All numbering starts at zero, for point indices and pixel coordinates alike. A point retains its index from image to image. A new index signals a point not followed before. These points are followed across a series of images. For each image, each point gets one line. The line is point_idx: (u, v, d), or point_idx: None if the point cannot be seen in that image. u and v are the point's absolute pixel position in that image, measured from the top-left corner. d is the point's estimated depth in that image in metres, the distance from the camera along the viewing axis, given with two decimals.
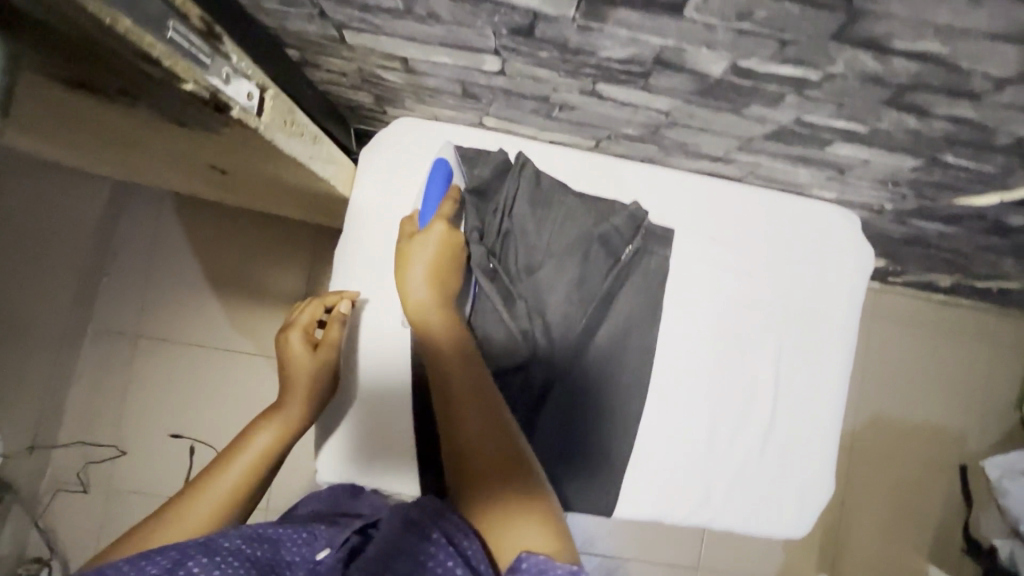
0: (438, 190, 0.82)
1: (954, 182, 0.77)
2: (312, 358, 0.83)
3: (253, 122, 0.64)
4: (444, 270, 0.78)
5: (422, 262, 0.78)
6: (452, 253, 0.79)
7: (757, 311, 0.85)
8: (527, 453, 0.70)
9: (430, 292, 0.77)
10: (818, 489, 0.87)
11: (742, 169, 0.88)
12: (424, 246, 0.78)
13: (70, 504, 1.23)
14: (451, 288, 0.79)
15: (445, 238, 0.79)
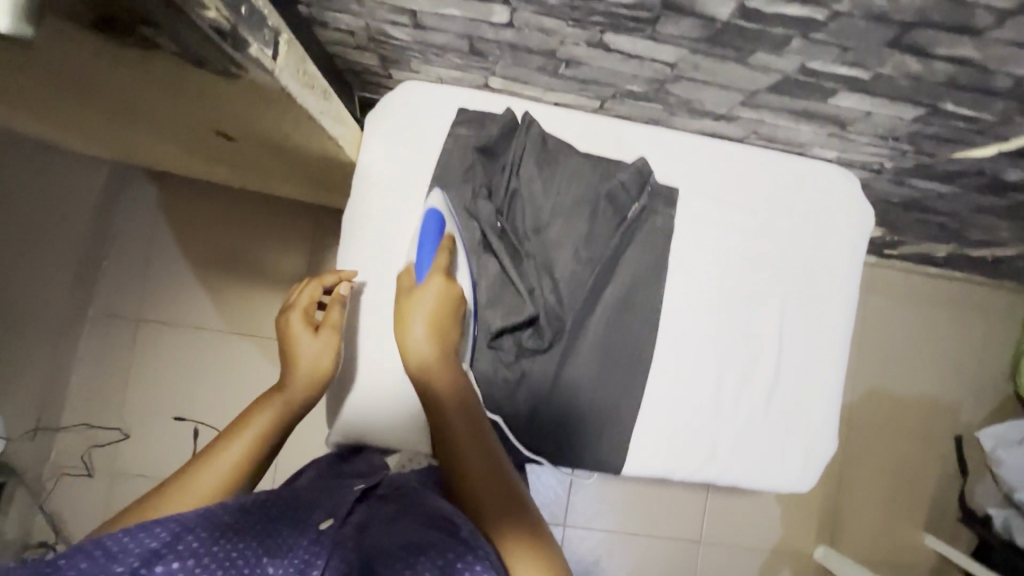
0: (430, 244, 0.67)
1: (957, 135, 0.64)
2: (314, 338, 0.69)
3: (271, 65, 0.52)
4: (447, 323, 0.65)
5: (422, 318, 0.64)
6: (455, 308, 0.66)
7: (759, 268, 0.75)
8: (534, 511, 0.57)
9: (432, 354, 0.64)
10: (821, 449, 0.77)
11: (744, 128, 0.73)
12: (421, 297, 0.65)
13: (75, 487, 1.32)
14: (454, 343, 0.66)
15: (445, 290, 0.66)
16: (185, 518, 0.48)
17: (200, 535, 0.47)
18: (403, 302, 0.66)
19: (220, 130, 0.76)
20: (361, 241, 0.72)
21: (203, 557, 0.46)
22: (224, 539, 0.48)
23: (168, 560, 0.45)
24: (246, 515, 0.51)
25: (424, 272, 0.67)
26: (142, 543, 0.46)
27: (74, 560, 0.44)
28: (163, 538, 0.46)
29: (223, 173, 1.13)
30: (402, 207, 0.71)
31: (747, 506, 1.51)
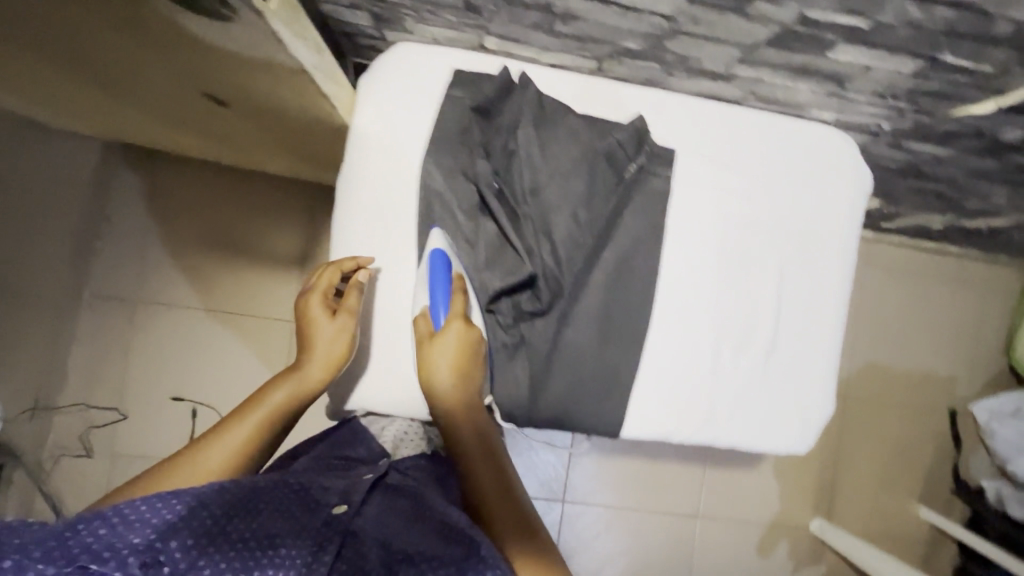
0: (442, 288, 0.67)
1: (955, 90, 0.64)
2: (332, 324, 0.68)
3: (264, 7, 0.52)
4: (470, 367, 0.67)
5: (446, 367, 0.65)
6: (476, 351, 0.68)
7: (758, 231, 0.75)
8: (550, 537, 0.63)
9: (458, 400, 0.66)
10: (819, 411, 0.78)
11: (742, 88, 0.73)
12: (443, 345, 0.65)
13: (75, 468, 1.31)
14: (476, 383, 0.68)
15: (466, 335, 0.66)
16: (199, 494, 0.53)
17: (213, 511, 0.52)
18: (423, 350, 0.66)
19: (208, 92, 0.76)
20: (356, 204, 0.71)
21: (217, 534, 0.50)
22: (237, 517, 0.52)
23: (182, 535, 0.49)
24: (254, 495, 0.55)
25: (442, 317, 0.67)
26: (158, 514, 0.50)
27: (91, 527, 0.47)
28: (178, 512, 0.50)
29: (218, 148, 1.12)
30: (397, 169, 0.70)
31: (745, 481, 1.52)
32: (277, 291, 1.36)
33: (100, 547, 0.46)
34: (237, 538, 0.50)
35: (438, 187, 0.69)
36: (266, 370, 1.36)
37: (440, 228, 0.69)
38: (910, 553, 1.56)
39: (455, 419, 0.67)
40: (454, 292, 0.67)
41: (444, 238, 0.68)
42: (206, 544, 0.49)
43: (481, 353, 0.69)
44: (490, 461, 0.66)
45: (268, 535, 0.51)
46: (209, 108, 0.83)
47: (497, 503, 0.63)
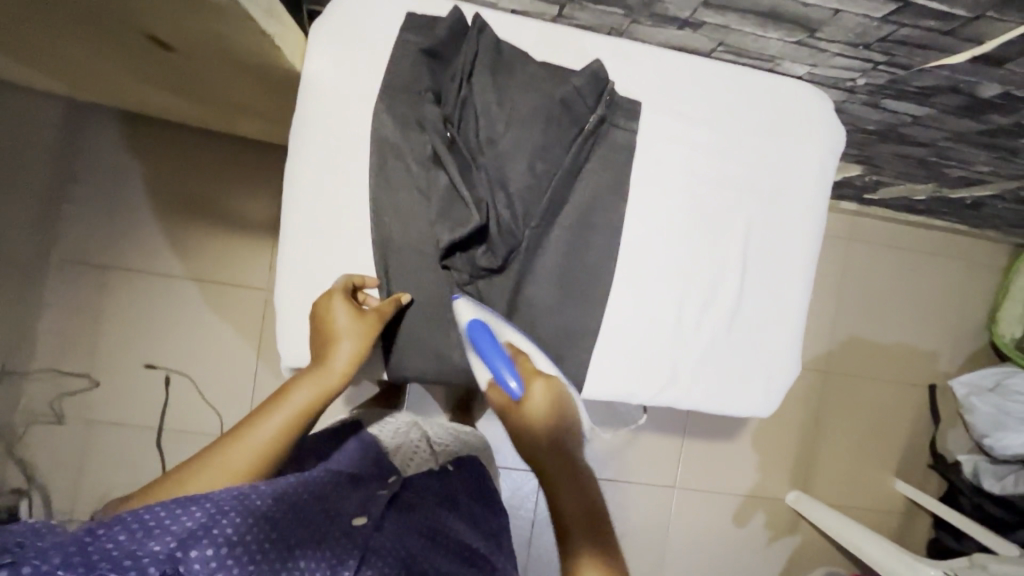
0: (501, 358, 0.63)
1: (928, 40, 0.62)
2: (357, 322, 0.64)
3: None
4: (563, 414, 0.63)
5: (541, 425, 0.61)
6: (564, 406, 0.63)
7: (723, 188, 0.73)
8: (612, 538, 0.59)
9: (557, 458, 0.60)
10: (782, 372, 0.77)
11: (710, 37, 0.70)
12: (532, 408, 0.62)
13: (45, 434, 1.28)
14: (575, 439, 0.63)
15: (551, 393, 0.62)
16: (219, 501, 0.50)
17: (235, 520, 0.49)
18: (511, 418, 0.63)
19: (153, 36, 0.70)
20: (305, 155, 0.68)
21: (240, 547, 0.48)
22: (257, 527, 0.50)
23: (204, 545, 0.46)
24: (277, 504, 0.53)
25: (518, 383, 0.62)
26: (178, 522, 0.47)
27: (109, 532, 0.44)
28: (199, 519, 0.48)
29: (179, 105, 1.07)
30: (347, 117, 0.68)
31: (723, 453, 1.52)
32: (248, 258, 1.34)
33: (120, 556, 0.43)
34: (262, 552, 0.49)
35: (392, 137, 0.67)
36: (239, 336, 1.34)
37: (463, 297, 0.67)
38: (886, 526, 1.57)
39: (557, 476, 0.60)
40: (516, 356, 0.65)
41: (470, 307, 0.67)
42: (231, 557, 0.47)
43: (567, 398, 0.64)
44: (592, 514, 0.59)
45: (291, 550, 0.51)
46: (160, 56, 0.78)
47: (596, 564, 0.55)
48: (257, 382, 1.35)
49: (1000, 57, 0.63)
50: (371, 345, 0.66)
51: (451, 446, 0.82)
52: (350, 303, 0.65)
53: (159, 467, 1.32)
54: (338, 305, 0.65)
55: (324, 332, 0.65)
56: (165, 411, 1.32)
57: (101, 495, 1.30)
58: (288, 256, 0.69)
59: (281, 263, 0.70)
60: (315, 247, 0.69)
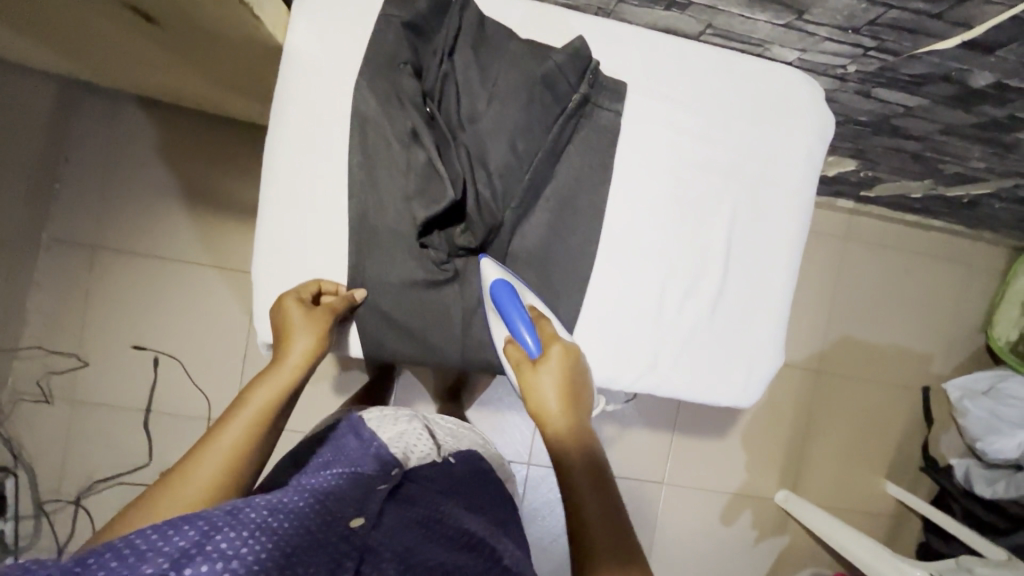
0: (521, 314, 0.65)
1: (916, 21, 0.62)
2: (309, 316, 0.64)
3: None
4: (577, 386, 0.61)
5: (553, 388, 0.60)
6: (580, 376, 0.63)
7: (709, 172, 0.72)
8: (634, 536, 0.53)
9: (564, 423, 0.59)
10: (765, 362, 0.76)
11: (698, 18, 0.70)
12: (547, 367, 0.62)
13: (32, 412, 1.27)
14: (586, 412, 0.61)
15: (567, 358, 0.62)
16: (210, 517, 0.47)
17: (228, 534, 0.46)
18: (523, 376, 0.62)
19: (135, 7, 0.69)
20: (284, 129, 0.67)
21: (235, 561, 0.45)
22: (252, 539, 0.47)
23: (197, 562, 0.43)
24: (272, 515, 0.50)
25: (536, 343, 0.64)
26: (169, 542, 0.44)
27: (99, 561, 0.41)
28: (191, 538, 0.45)
29: (172, 84, 1.07)
30: (327, 92, 0.67)
31: (713, 449, 1.51)
32: (239, 241, 1.33)
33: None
34: (259, 562, 0.46)
35: (372, 112, 0.66)
36: (230, 319, 1.34)
37: (491, 258, 0.69)
38: (875, 528, 1.56)
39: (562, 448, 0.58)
40: (537, 321, 0.65)
41: (497, 266, 0.68)
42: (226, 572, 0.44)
43: (585, 375, 0.63)
44: (598, 486, 0.55)
45: (288, 554, 0.48)
46: (145, 32, 0.77)
47: (598, 539, 0.51)
48: (246, 366, 1.34)
49: (989, 42, 0.62)
50: (326, 339, 0.66)
51: (450, 446, 0.79)
52: (302, 302, 0.65)
53: (145, 449, 1.32)
54: (290, 307, 0.65)
55: (279, 335, 0.65)
56: (153, 393, 1.31)
57: (88, 475, 1.29)
58: (265, 231, 0.68)
59: (259, 238, 0.69)
60: (294, 222, 0.68)
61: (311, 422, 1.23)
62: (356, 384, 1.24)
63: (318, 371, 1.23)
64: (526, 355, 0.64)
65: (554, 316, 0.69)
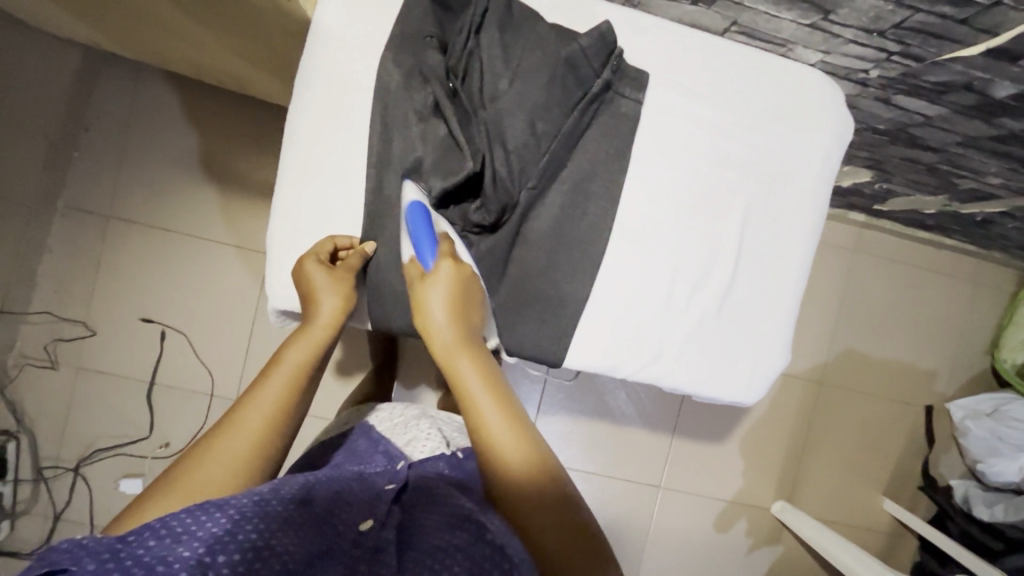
0: (428, 235, 0.64)
1: (942, 27, 0.62)
2: (331, 277, 0.65)
3: None
4: (467, 299, 0.63)
5: (442, 302, 0.62)
6: (471, 290, 0.64)
7: (724, 167, 0.73)
8: (529, 425, 0.58)
9: (454, 337, 0.61)
10: (769, 362, 0.77)
11: (725, 15, 0.70)
12: (436, 281, 0.62)
13: (37, 377, 1.28)
14: (476, 326, 0.63)
15: (457, 273, 0.63)
16: (240, 506, 0.49)
17: (258, 525, 0.49)
18: (415, 292, 0.63)
19: None
20: (309, 98, 0.68)
21: (264, 551, 0.48)
22: (280, 531, 0.50)
23: (229, 551, 0.46)
24: (297, 510, 0.52)
25: (430, 258, 0.64)
26: (203, 527, 0.47)
27: (140, 539, 0.45)
28: (224, 525, 0.47)
29: (199, 60, 1.09)
30: (354, 65, 0.68)
31: (712, 455, 1.51)
32: (253, 219, 1.34)
33: (151, 560, 0.44)
34: (285, 555, 0.48)
35: (394, 87, 0.67)
36: (238, 296, 1.34)
37: (413, 182, 0.68)
38: (871, 544, 1.56)
39: (455, 356, 0.60)
40: (440, 239, 0.66)
41: (417, 191, 0.67)
42: (256, 561, 0.47)
43: (477, 287, 0.65)
44: (489, 381, 0.59)
45: (311, 555, 0.50)
46: (175, 4, 0.78)
47: (495, 425, 0.57)
48: (251, 344, 1.35)
49: (1013, 52, 0.63)
50: (353, 297, 0.67)
51: (462, 441, 0.77)
52: (323, 263, 0.65)
53: (148, 421, 1.32)
54: (311, 269, 0.65)
55: (304, 297, 0.66)
56: (157, 366, 1.32)
57: (90, 443, 1.30)
58: (283, 197, 0.70)
59: (275, 206, 0.70)
60: (310, 191, 0.69)
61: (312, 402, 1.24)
62: (359, 367, 1.25)
63: None
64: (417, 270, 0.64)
65: (460, 240, 0.69)
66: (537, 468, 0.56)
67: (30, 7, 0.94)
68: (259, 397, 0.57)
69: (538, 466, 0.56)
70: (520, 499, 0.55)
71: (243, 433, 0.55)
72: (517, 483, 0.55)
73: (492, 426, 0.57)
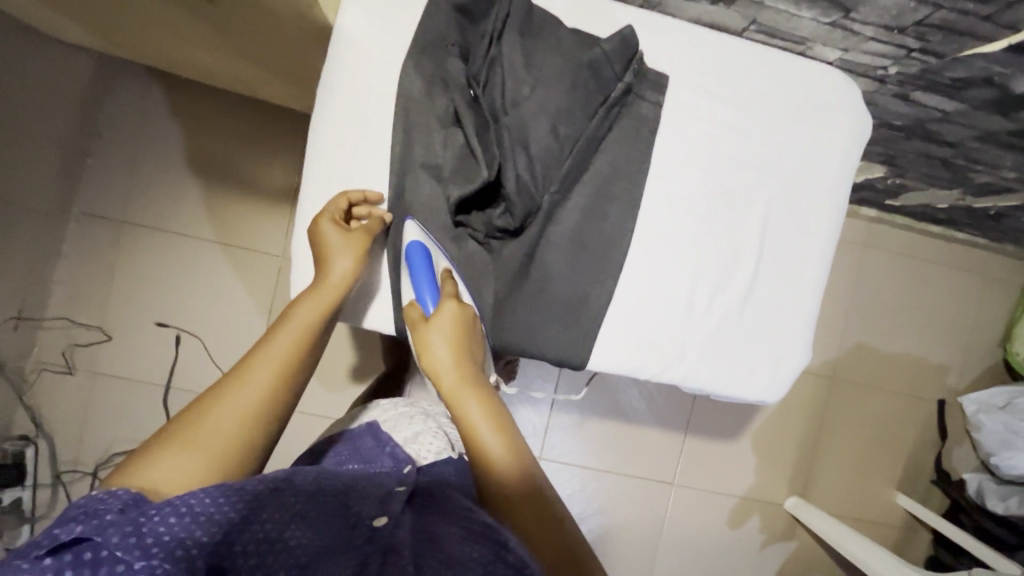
0: (429, 278, 0.67)
1: (964, 23, 0.63)
2: (347, 240, 0.66)
3: None
4: (469, 341, 0.65)
5: (445, 342, 0.63)
6: (472, 330, 0.65)
7: (744, 167, 0.73)
8: (536, 469, 0.59)
9: (457, 376, 0.62)
10: (792, 359, 0.77)
11: (743, 15, 0.71)
12: (439, 322, 0.64)
13: (55, 383, 1.29)
14: (478, 365, 0.64)
15: (461, 315, 0.65)
16: (255, 493, 0.48)
17: (272, 515, 0.47)
18: (418, 334, 0.64)
19: None
20: (333, 105, 0.69)
21: (276, 543, 0.47)
22: (293, 523, 0.48)
23: (244, 540, 0.45)
24: (308, 501, 0.51)
25: (433, 301, 0.66)
26: (220, 509, 0.45)
27: (160, 514, 0.43)
28: (240, 510, 0.46)
29: (214, 66, 1.10)
30: (377, 72, 0.69)
31: (723, 452, 1.51)
32: (266, 223, 1.34)
33: (170, 541, 0.42)
34: (292, 551, 0.47)
35: (417, 93, 0.68)
36: (252, 299, 1.35)
37: (413, 220, 0.69)
38: (884, 538, 1.56)
39: (460, 396, 0.61)
40: (442, 280, 0.67)
41: (419, 229, 0.69)
42: (269, 554, 0.46)
43: (478, 330, 0.67)
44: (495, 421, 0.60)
45: (319, 554, 0.48)
46: (195, 12, 0.79)
47: (503, 467, 0.57)
48: None
49: None
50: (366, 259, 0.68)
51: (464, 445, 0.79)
52: (336, 221, 0.66)
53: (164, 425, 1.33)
54: (327, 229, 0.66)
55: (317, 256, 0.66)
56: (173, 370, 1.33)
57: (107, 447, 1.31)
58: (308, 203, 0.70)
59: (300, 213, 0.70)
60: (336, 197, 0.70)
61: (327, 404, 1.25)
62: (373, 369, 1.26)
63: (336, 353, 1.24)
64: (420, 313, 0.66)
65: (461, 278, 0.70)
66: (542, 511, 0.56)
67: (50, 16, 0.95)
68: (266, 356, 0.58)
69: (544, 509, 0.56)
70: (533, 536, 0.55)
71: (250, 394, 0.55)
72: (527, 528, 0.55)
73: (500, 465, 0.57)
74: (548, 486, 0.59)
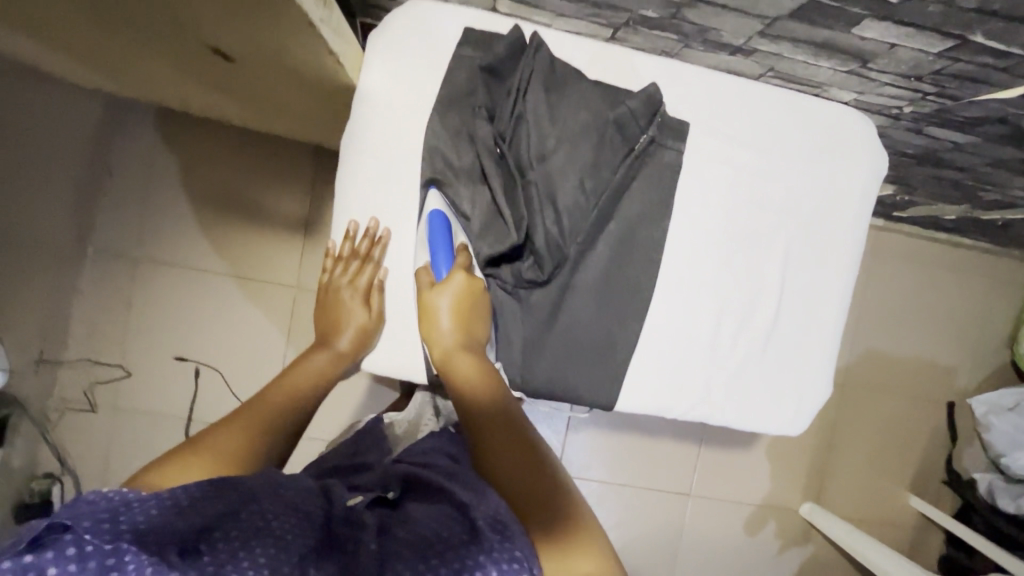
0: (444, 247, 0.69)
1: (981, 74, 0.64)
2: (362, 312, 0.74)
3: None
4: (472, 310, 0.69)
5: (449, 311, 0.68)
6: (479, 302, 0.70)
7: (766, 211, 0.74)
8: (528, 432, 0.65)
9: (457, 342, 0.68)
10: (812, 393, 0.79)
11: (760, 64, 0.73)
12: (446, 290, 0.68)
13: (76, 421, 1.30)
14: (479, 335, 0.70)
15: (468, 286, 0.69)
16: (247, 489, 0.51)
17: (265, 505, 0.50)
18: (425, 298, 0.69)
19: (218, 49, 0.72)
20: (363, 164, 0.71)
21: (262, 528, 0.49)
22: (284, 514, 0.51)
23: (227, 528, 0.47)
24: (302, 498, 0.54)
25: (445, 267, 0.69)
26: (203, 508, 0.48)
27: (142, 505, 0.46)
28: (228, 504, 0.49)
29: (229, 110, 1.10)
30: (405, 129, 0.70)
31: (739, 462, 1.53)
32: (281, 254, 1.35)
33: (146, 527, 0.45)
34: (276, 538, 0.48)
35: (443, 149, 0.69)
36: (270, 330, 1.36)
37: (436, 188, 0.70)
38: (898, 539, 1.58)
39: (460, 367, 0.67)
40: (457, 250, 0.70)
41: (441, 198, 0.70)
42: (254, 539, 0.48)
43: (484, 301, 0.71)
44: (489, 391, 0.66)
45: (302, 538, 0.50)
46: (216, 66, 0.80)
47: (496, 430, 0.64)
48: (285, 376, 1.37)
49: None
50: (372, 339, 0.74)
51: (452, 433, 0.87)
52: (362, 298, 0.74)
53: None
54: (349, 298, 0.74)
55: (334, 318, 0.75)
56: (193, 403, 1.34)
57: None
58: None
59: None
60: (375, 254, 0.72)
61: None
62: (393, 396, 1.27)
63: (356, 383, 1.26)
64: (431, 277, 0.70)
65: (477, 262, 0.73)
66: (532, 472, 0.61)
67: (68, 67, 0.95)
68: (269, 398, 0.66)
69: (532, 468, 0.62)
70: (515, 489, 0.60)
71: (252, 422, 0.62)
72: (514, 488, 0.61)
73: (494, 429, 0.64)
74: (537, 440, 0.65)
